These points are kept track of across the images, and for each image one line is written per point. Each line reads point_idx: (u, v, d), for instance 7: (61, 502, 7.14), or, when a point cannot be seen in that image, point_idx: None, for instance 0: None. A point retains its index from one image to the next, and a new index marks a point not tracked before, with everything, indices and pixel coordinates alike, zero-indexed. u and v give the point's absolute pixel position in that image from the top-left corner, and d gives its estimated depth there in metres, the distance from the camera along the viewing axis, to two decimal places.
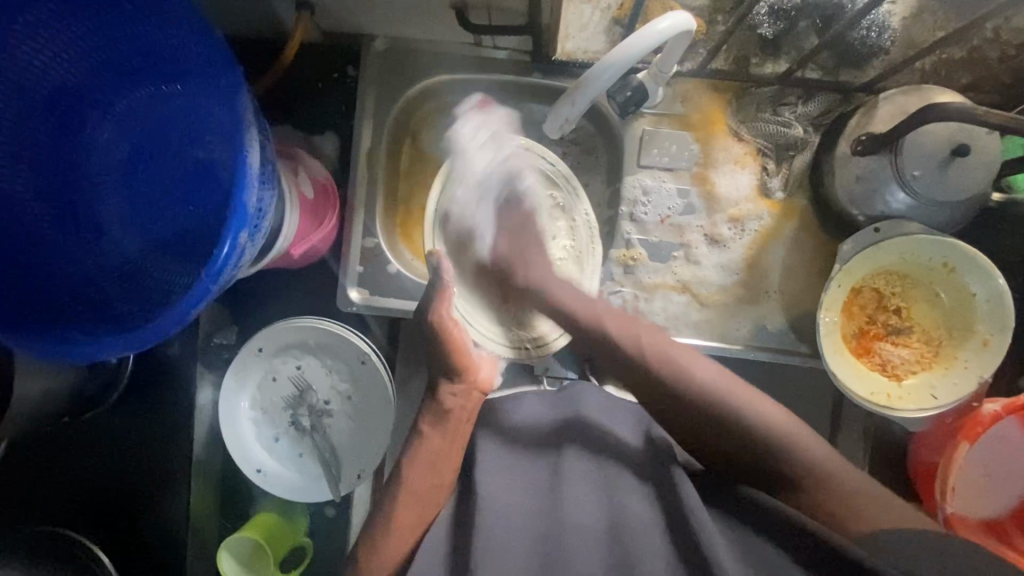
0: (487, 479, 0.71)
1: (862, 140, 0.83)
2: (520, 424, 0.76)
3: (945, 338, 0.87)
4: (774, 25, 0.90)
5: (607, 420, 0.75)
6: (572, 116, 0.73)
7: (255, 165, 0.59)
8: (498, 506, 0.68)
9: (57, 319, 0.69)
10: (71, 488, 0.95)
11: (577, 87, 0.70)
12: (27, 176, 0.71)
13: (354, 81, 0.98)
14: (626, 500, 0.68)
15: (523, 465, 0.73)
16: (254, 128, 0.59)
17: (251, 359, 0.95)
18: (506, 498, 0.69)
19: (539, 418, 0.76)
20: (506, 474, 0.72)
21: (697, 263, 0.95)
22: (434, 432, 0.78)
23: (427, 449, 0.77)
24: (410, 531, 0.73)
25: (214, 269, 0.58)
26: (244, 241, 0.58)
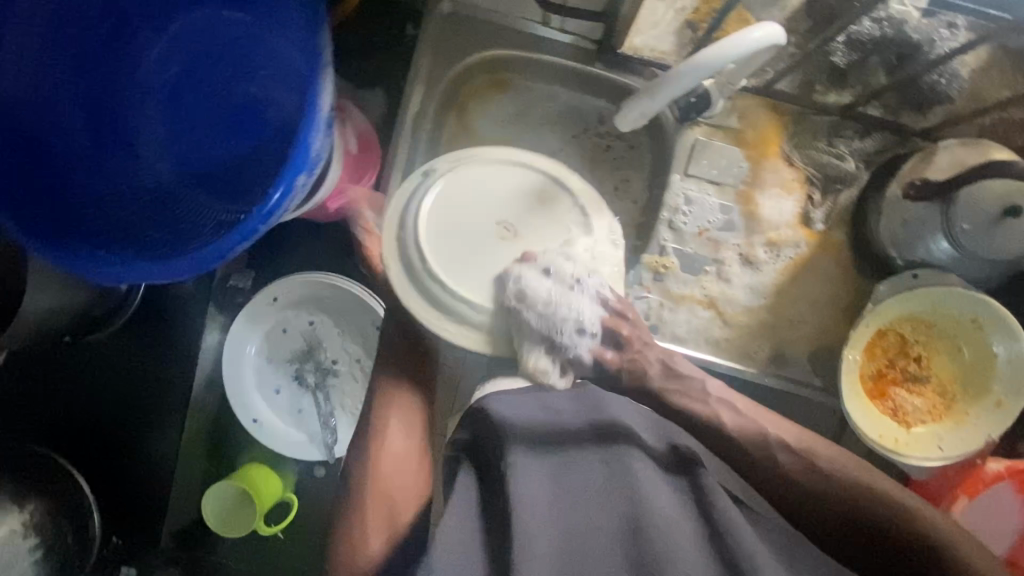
0: (525, 479, 0.62)
1: (917, 185, 0.82)
2: (541, 422, 0.66)
3: (959, 394, 0.88)
4: (848, 55, 0.88)
5: (630, 420, 0.68)
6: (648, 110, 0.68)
7: (325, 106, 0.57)
8: (538, 502, 0.61)
9: (85, 237, 0.66)
10: (59, 412, 0.92)
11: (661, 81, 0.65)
12: (66, 79, 0.67)
13: (412, 41, 0.95)
14: (654, 497, 0.62)
15: (562, 473, 0.64)
16: (329, 66, 0.56)
17: (264, 307, 0.94)
18: (545, 502, 0.61)
19: (554, 421, 0.67)
20: (544, 476, 0.63)
21: (727, 281, 0.95)
22: (395, 384, 0.79)
23: (391, 405, 0.78)
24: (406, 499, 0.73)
25: (266, 208, 0.56)
26: (302, 182, 0.57)
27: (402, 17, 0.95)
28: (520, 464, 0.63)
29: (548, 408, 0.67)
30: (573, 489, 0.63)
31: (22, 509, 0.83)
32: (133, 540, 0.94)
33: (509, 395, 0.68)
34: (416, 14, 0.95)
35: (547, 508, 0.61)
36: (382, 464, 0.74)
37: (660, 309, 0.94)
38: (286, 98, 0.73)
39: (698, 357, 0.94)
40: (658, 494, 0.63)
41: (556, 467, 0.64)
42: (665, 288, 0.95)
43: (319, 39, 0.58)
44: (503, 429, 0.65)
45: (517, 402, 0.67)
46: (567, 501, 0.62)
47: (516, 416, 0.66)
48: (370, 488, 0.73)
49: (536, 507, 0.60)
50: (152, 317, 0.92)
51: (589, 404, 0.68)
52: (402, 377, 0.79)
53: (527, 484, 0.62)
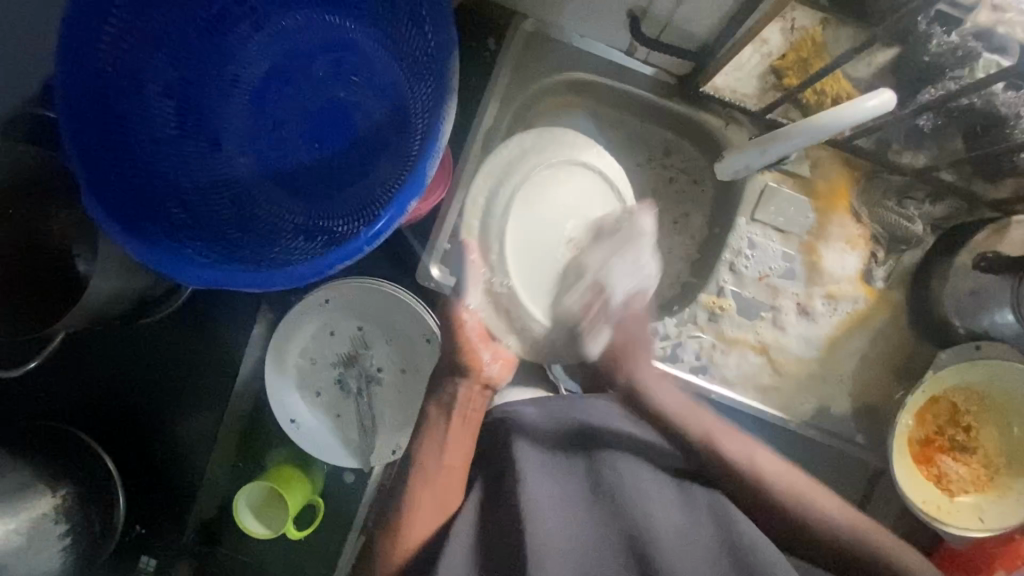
0: (531, 480, 0.68)
1: (987, 257, 0.84)
2: (545, 429, 0.76)
3: (1003, 467, 0.88)
4: (933, 120, 0.87)
5: (614, 425, 0.77)
6: (753, 164, 0.74)
7: (445, 136, 0.58)
8: (546, 502, 0.66)
9: (165, 228, 0.65)
10: (92, 390, 0.90)
11: (771, 139, 0.71)
12: (161, 67, 0.66)
13: (492, 55, 0.93)
14: (652, 510, 0.67)
15: (562, 481, 0.71)
16: (455, 97, 0.57)
17: (313, 308, 0.91)
18: (552, 505, 0.67)
19: (553, 431, 0.76)
20: (550, 483, 0.70)
21: (782, 329, 0.94)
22: (441, 415, 0.79)
23: (434, 430, 0.79)
24: (435, 513, 0.74)
25: (375, 229, 0.58)
26: (413, 208, 0.59)
27: (484, 30, 0.93)
28: (529, 462, 0.71)
29: (551, 414, 0.77)
30: (578, 498, 0.70)
31: (54, 492, 0.80)
32: (155, 527, 0.92)
33: (521, 405, 0.79)
34: (498, 27, 0.93)
35: (558, 511, 0.67)
36: (414, 493, 0.74)
37: (711, 350, 0.94)
38: (375, 106, 0.71)
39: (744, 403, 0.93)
40: (656, 498, 0.69)
41: (558, 475, 0.72)
42: (719, 330, 0.94)
43: (444, 64, 0.59)
44: (517, 433, 0.75)
45: (527, 404, 0.79)
46: (571, 507, 0.68)
47: (528, 414, 0.78)
48: (405, 509, 0.74)
49: (548, 514, 0.65)
50: (204, 307, 0.91)
51: (579, 417, 0.77)
52: (448, 407, 0.80)
53: (536, 483, 0.68)
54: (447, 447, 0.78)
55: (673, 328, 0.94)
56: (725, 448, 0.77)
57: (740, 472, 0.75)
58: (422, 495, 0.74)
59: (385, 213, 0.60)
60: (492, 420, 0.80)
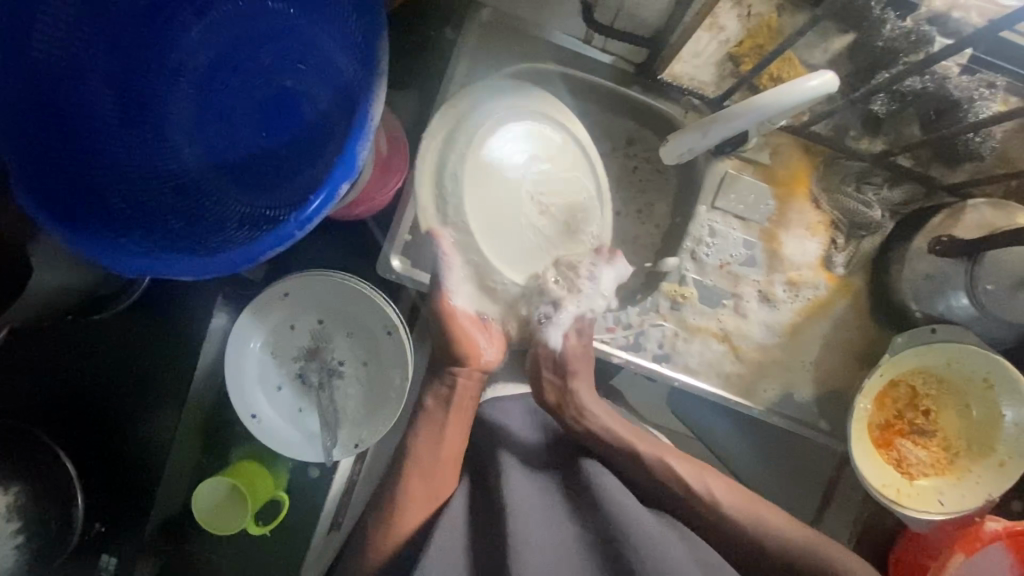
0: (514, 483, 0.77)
1: (942, 240, 0.83)
2: (526, 435, 0.86)
3: (963, 449, 0.88)
4: (888, 105, 0.87)
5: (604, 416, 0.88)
6: (699, 147, 0.73)
7: (377, 115, 0.59)
8: (527, 502, 0.74)
9: (103, 217, 0.63)
10: (49, 387, 0.89)
11: (712, 120, 0.71)
12: (102, 56, 0.65)
13: (450, 44, 0.93)
14: (629, 507, 0.75)
15: (547, 492, 0.79)
16: (384, 75, 0.59)
17: (274, 301, 0.91)
18: (536, 508, 0.74)
19: (540, 431, 0.88)
20: (531, 486, 0.77)
21: (744, 316, 0.94)
22: (438, 407, 0.86)
23: (431, 424, 0.84)
24: (423, 505, 0.80)
25: (306, 214, 0.58)
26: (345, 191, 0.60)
27: (442, 19, 0.93)
28: (514, 469, 0.79)
29: (534, 410, 0.90)
30: (553, 499, 0.78)
31: (7, 491, 0.81)
32: (118, 526, 0.91)
33: (505, 402, 0.90)
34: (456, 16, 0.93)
35: (537, 511, 0.74)
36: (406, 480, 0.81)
37: (675, 338, 0.93)
38: (322, 94, 0.71)
39: (708, 390, 0.93)
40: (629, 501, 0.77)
41: (545, 487, 0.79)
42: (681, 318, 0.94)
43: (377, 47, 0.60)
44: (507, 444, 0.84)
45: (511, 407, 0.89)
46: (549, 508, 0.75)
47: (511, 423, 0.87)
48: (397, 500, 0.80)
49: (526, 514, 0.72)
50: (160, 302, 0.90)
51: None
52: (446, 401, 0.86)
53: (518, 486, 0.76)
54: (443, 441, 0.84)
55: (635, 317, 0.93)
56: (762, 516, 0.82)
57: (771, 538, 0.81)
58: (414, 481, 0.81)
59: (319, 194, 0.60)
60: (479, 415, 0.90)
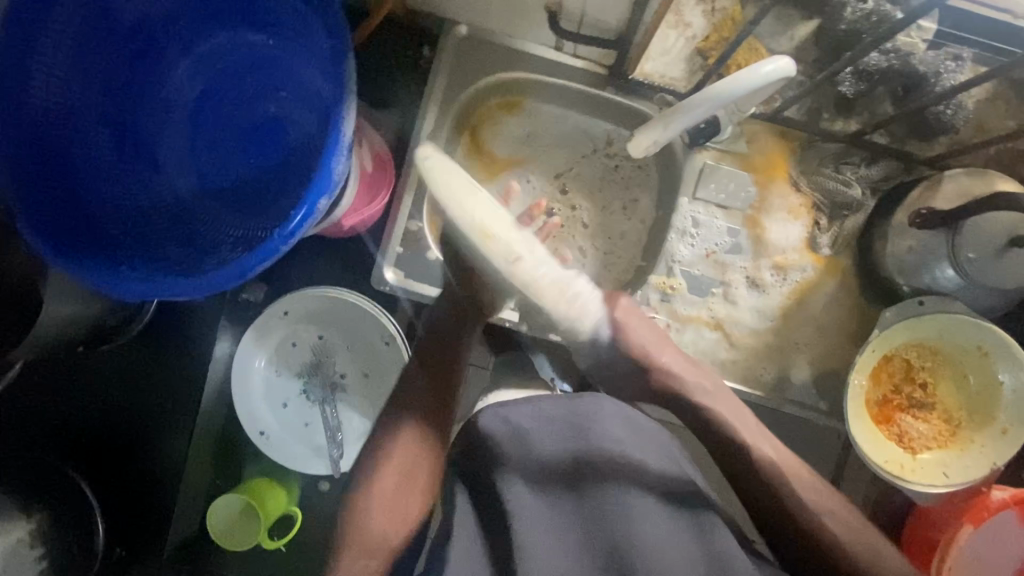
0: (522, 521, 0.65)
1: (922, 214, 0.84)
2: (541, 444, 0.69)
3: (964, 420, 0.88)
4: (856, 86, 0.89)
5: (619, 436, 0.71)
6: (661, 137, 0.75)
7: (349, 133, 0.63)
8: (535, 535, 0.64)
9: (105, 249, 0.67)
10: (67, 419, 0.93)
11: (676, 110, 0.72)
12: (94, 96, 0.69)
13: (428, 63, 0.97)
14: (644, 525, 0.66)
15: (554, 502, 0.68)
16: (355, 95, 0.62)
17: (274, 320, 0.94)
18: (554, 556, 0.64)
19: (555, 438, 0.69)
20: (542, 517, 0.66)
21: (734, 303, 0.95)
22: (407, 417, 0.81)
23: (410, 387, 0.83)
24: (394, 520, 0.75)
25: (289, 228, 0.62)
26: (323, 207, 0.64)
27: (419, 40, 0.97)
28: (519, 501, 0.66)
29: (543, 425, 0.70)
30: (568, 518, 0.67)
31: (29, 518, 0.82)
32: (137, 550, 0.94)
33: (509, 414, 0.71)
34: (430, 34, 0.97)
35: (547, 542, 0.64)
36: (378, 475, 0.77)
37: (666, 330, 0.95)
38: (303, 117, 0.75)
39: None
40: (655, 525, 0.67)
41: (549, 491, 0.68)
42: (672, 309, 0.95)
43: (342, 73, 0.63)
44: (507, 461, 0.68)
45: (519, 427, 0.70)
46: (563, 530, 0.66)
47: (525, 434, 0.69)
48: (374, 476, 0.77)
49: (536, 540, 0.64)
50: (167, 328, 0.93)
51: (580, 417, 0.71)
52: (424, 362, 0.84)
53: (525, 514, 0.65)
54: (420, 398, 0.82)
55: None
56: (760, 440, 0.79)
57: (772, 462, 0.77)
58: (380, 511, 0.75)
59: (298, 212, 0.63)
60: (474, 431, 0.72)
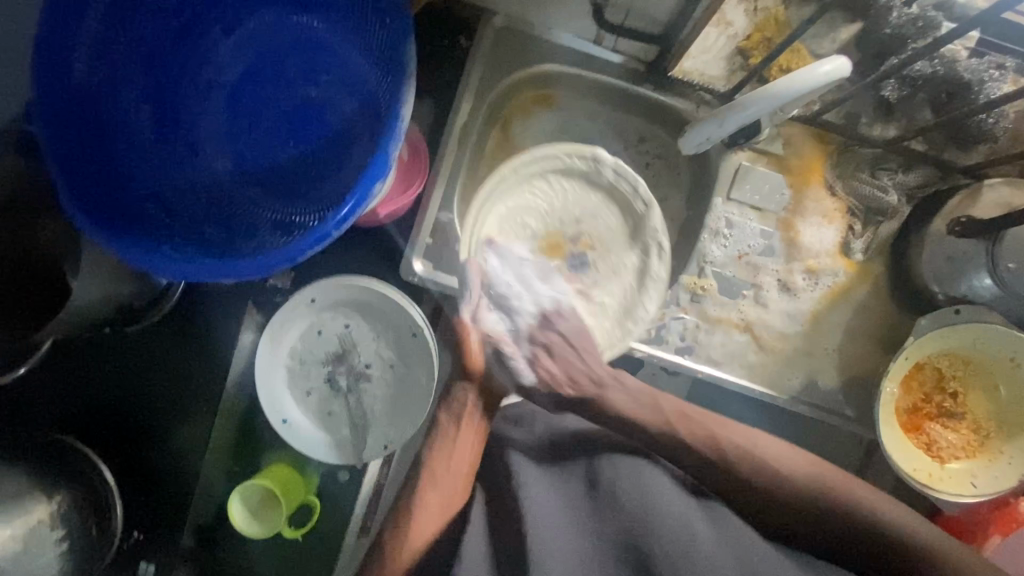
0: (523, 469, 0.73)
1: (962, 223, 0.85)
2: (542, 430, 0.79)
3: (994, 431, 0.88)
4: (899, 90, 0.89)
5: (623, 413, 0.78)
6: (718, 134, 0.75)
7: (407, 118, 0.62)
8: (535, 486, 0.70)
9: (148, 232, 0.66)
10: (89, 401, 0.91)
11: (728, 109, 0.73)
12: (139, 75, 0.67)
13: (464, 52, 0.95)
14: (638, 477, 0.70)
15: (551, 466, 0.75)
16: (414, 77, 0.61)
17: (301, 307, 0.93)
18: (554, 504, 0.69)
19: (558, 422, 0.80)
20: (543, 476, 0.73)
21: (765, 306, 0.95)
22: (449, 423, 0.79)
23: (442, 442, 0.77)
24: (439, 515, 0.74)
25: (341, 214, 0.61)
26: (376, 192, 0.62)
27: (455, 28, 0.96)
28: (519, 458, 0.75)
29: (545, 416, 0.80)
30: (573, 492, 0.71)
31: (50, 499, 0.81)
32: (155, 536, 0.93)
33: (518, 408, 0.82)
34: (467, 23, 0.95)
35: (546, 493, 0.70)
36: (429, 469, 0.76)
37: (695, 330, 0.94)
38: (346, 101, 0.73)
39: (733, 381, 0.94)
40: (657, 490, 0.70)
41: (547, 459, 0.76)
42: (702, 310, 0.94)
43: (402, 57, 0.63)
44: (507, 439, 0.79)
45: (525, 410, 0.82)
46: (570, 494, 0.71)
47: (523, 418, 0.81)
48: (412, 509, 0.73)
49: (538, 492, 0.69)
50: (191, 313, 0.92)
51: (590, 411, 0.79)
52: (458, 415, 0.79)
53: (527, 473, 0.72)
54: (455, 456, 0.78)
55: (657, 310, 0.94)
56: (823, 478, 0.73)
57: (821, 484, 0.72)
58: (430, 509, 0.73)
59: (350, 198, 0.62)
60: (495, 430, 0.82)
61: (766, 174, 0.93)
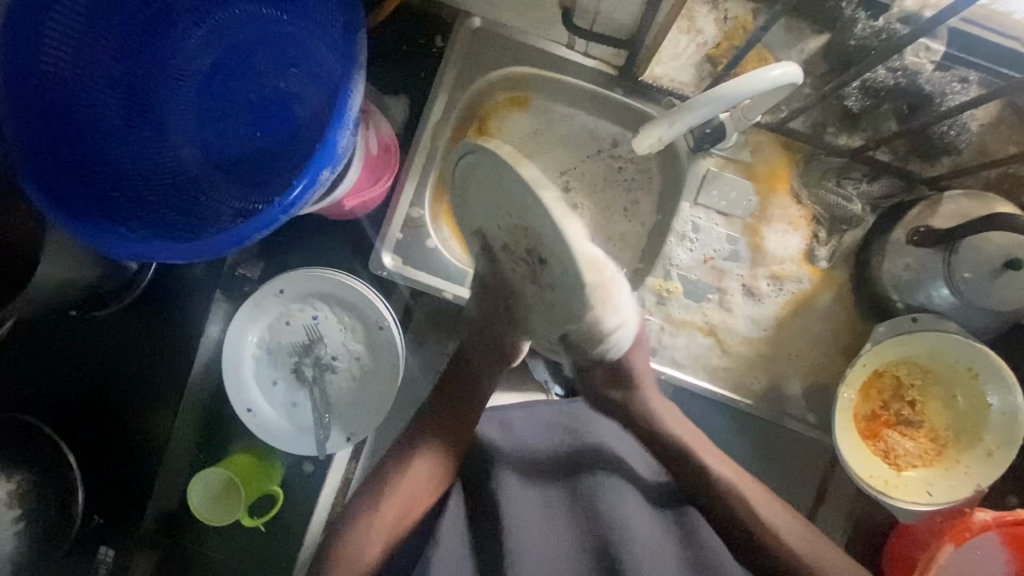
0: (513, 493, 0.77)
1: (920, 231, 0.84)
2: (536, 444, 0.82)
3: (951, 440, 0.89)
4: (862, 101, 0.90)
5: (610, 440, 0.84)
6: (665, 137, 0.72)
7: (356, 107, 0.64)
8: (523, 510, 0.76)
9: (105, 211, 0.67)
10: (54, 385, 0.92)
11: (680, 109, 0.71)
12: (106, 60, 0.69)
13: (440, 52, 0.97)
14: (620, 506, 0.76)
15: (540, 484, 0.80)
16: (364, 67, 0.63)
17: (270, 297, 0.93)
18: (539, 524, 0.75)
19: (548, 441, 0.82)
20: (531, 496, 0.78)
21: (729, 310, 0.95)
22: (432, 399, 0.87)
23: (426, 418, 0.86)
24: (418, 488, 0.82)
25: (289, 198, 0.62)
26: (325, 178, 0.64)
27: (432, 28, 0.97)
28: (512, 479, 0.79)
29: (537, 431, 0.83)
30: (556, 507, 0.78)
31: (9, 480, 0.84)
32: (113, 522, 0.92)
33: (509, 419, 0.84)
34: (443, 24, 0.97)
35: (533, 516, 0.76)
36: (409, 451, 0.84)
37: (660, 332, 0.95)
38: (312, 94, 0.75)
39: (695, 383, 0.94)
40: (635, 515, 0.77)
41: (538, 476, 0.80)
42: (667, 312, 0.95)
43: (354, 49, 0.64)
44: (500, 452, 0.82)
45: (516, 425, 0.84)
46: (551, 512, 0.78)
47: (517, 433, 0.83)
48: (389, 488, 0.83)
49: (524, 514, 0.75)
50: (159, 300, 0.92)
51: (576, 420, 0.84)
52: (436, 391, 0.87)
53: (517, 498, 0.77)
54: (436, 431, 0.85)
55: None
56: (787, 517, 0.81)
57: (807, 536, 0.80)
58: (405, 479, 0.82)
59: (300, 181, 0.63)
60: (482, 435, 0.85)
61: (733, 179, 0.94)
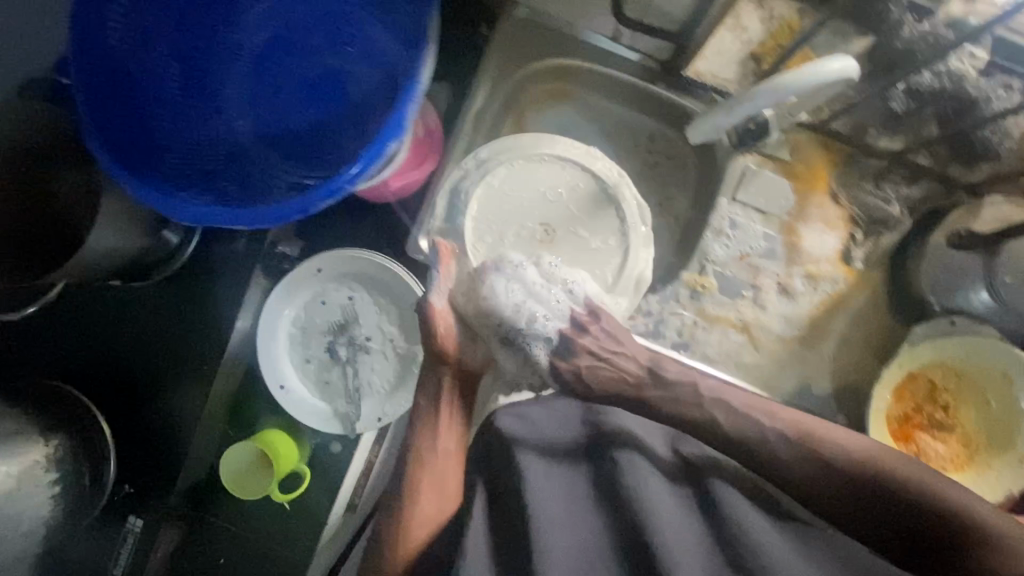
0: (535, 486, 0.69)
1: (961, 236, 0.87)
2: (553, 435, 0.74)
3: (983, 445, 0.89)
4: (906, 103, 0.90)
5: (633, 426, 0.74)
6: (723, 124, 0.77)
7: (422, 85, 0.66)
8: (544, 505, 0.67)
9: (167, 176, 0.71)
10: (92, 354, 0.93)
11: (737, 98, 0.74)
12: (169, 31, 0.71)
13: (485, 41, 0.98)
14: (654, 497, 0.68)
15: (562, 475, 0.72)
16: (432, 48, 0.66)
17: (308, 276, 0.95)
18: (562, 520, 0.67)
19: (566, 432, 0.74)
20: (553, 490, 0.70)
21: (763, 308, 0.96)
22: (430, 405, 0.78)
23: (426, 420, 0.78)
24: (438, 493, 0.75)
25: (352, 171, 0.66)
26: (386, 152, 0.66)
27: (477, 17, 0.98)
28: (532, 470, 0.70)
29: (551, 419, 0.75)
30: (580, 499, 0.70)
31: (47, 442, 0.83)
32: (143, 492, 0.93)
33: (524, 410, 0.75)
34: (489, 13, 0.98)
35: (555, 511, 0.68)
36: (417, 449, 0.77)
37: (693, 327, 0.95)
38: (369, 73, 0.74)
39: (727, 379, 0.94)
40: (669, 508, 0.68)
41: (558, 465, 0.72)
42: (700, 307, 0.96)
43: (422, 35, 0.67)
44: (514, 441, 0.73)
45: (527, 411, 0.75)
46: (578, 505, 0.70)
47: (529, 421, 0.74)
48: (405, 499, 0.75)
49: (548, 508, 0.67)
50: (196, 274, 0.93)
51: (594, 410, 0.75)
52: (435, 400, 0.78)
53: (539, 492, 0.68)
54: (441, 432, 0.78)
55: (656, 305, 0.95)
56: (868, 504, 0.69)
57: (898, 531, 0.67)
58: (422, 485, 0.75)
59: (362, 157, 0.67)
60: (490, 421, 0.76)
61: (771, 177, 0.95)
